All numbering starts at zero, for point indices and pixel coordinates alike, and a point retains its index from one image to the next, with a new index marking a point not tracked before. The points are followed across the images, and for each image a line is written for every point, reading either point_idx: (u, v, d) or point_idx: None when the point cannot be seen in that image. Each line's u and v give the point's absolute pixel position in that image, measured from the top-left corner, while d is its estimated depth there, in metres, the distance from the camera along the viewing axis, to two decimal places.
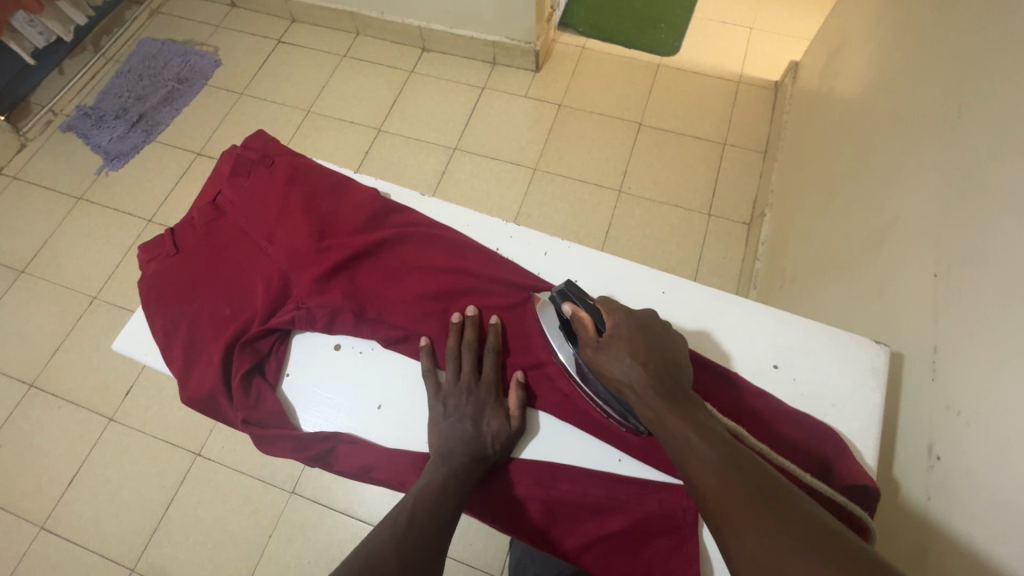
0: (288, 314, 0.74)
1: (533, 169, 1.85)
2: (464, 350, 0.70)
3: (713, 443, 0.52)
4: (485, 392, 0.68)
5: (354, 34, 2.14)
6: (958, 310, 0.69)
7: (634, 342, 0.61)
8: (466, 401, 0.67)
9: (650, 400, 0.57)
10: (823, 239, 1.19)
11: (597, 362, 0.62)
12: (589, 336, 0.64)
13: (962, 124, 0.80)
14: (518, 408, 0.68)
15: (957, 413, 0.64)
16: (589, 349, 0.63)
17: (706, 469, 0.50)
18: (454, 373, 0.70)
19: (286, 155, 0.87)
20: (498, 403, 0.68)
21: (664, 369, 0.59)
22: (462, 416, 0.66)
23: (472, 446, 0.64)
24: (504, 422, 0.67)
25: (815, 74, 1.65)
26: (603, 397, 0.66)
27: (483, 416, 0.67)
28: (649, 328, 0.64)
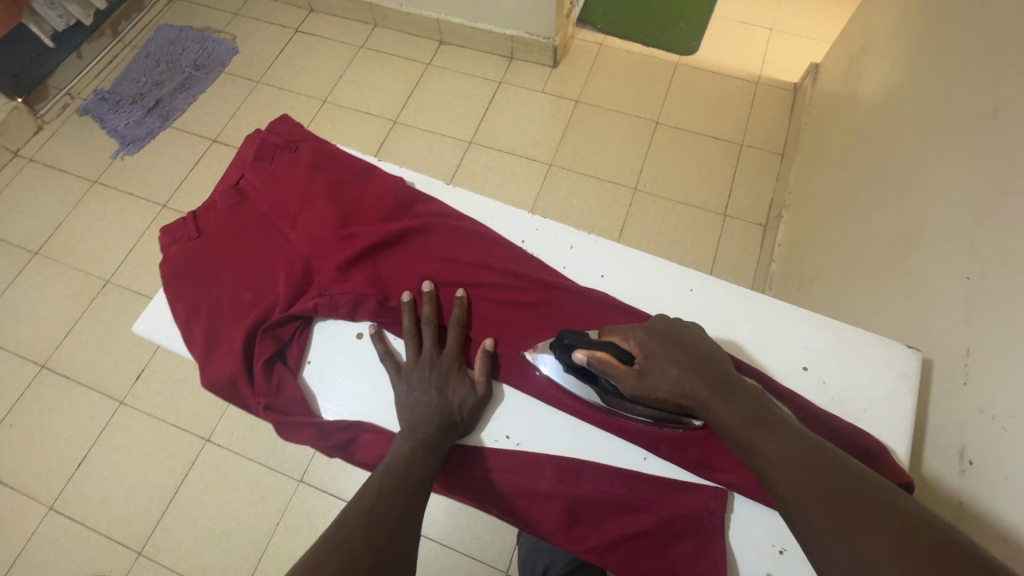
0: (311, 300, 0.73)
1: (548, 165, 1.84)
2: (424, 329, 0.71)
3: (782, 435, 0.52)
4: (447, 361, 0.69)
5: (371, 24, 2.13)
6: (992, 314, 0.68)
7: (671, 348, 0.61)
8: (427, 371, 0.68)
9: (708, 401, 0.57)
10: (845, 242, 1.18)
11: (646, 390, 0.60)
12: (625, 369, 0.61)
13: (998, 127, 0.78)
14: (483, 375, 0.69)
15: (992, 418, 0.63)
16: (631, 383, 0.61)
17: (780, 467, 0.49)
18: (413, 348, 0.71)
19: (310, 141, 0.86)
20: (462, 371, 0.69)
21: (712, 366, 0.60)
22: (426, 386, 0.67)
23: (440, 413, 0.65)
24: (470, 389, 0.68)
25: (836, 76, 1.62)
26: (644, 414, 0.65)
27: (448, 385, 0.68)
28: (673, 333, 0.64)
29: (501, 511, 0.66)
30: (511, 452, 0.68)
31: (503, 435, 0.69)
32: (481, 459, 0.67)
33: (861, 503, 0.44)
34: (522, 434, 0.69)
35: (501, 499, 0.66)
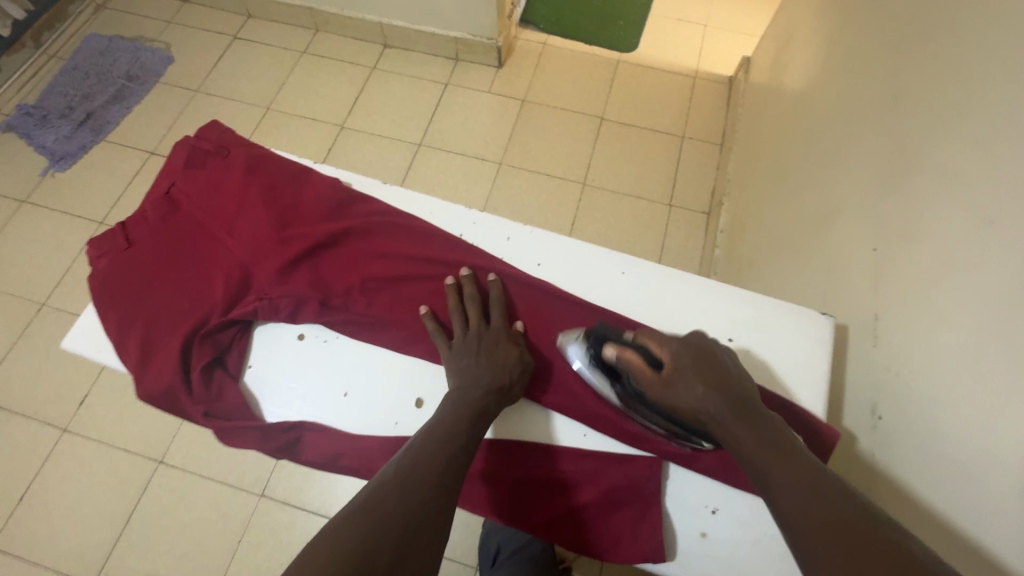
0: (251, 304, 0.73)
1: (499, 164, 1.86)
2: (468, 304, 0.72)
3: (794, 471, 0.50)
4: (495, 334, 0.70)
5: (313, 28, 2.10)
6: (894, 281, 0.74)
7: (703, 369, 0.60)
8: (475, 343, 0.68)
9: (727, 425, 0.56)
10: (777, 223, 1.25)
11: (667, 399, 0.60)
12: (650, 374, 0.61)
13: (896, 111, 0.86)
14: (532, 344, 0.70)
15: (896, 374, 0.69)
16: (653, 388, 0.61)
17: (789, 501, 0.48)
18: (461, 323, 0.71)
19: (242, 145, 0.85)
20: (509, 341, 0.69)
21: (737, 391, 0.59)
22: (470, 355, 0.67)
23: (493, 380, 0.65)
24: (518, 357, 0.68)
25: (765, 69, 1.71)
26: (659, 418, 0.65)
27: (497, 354, 0.67)
28: (709, 351, 0.63)
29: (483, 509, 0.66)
30: None
31: None
32: None
33: (862, 545, 0.43)
34: None
35: (463, 487, 0.67)
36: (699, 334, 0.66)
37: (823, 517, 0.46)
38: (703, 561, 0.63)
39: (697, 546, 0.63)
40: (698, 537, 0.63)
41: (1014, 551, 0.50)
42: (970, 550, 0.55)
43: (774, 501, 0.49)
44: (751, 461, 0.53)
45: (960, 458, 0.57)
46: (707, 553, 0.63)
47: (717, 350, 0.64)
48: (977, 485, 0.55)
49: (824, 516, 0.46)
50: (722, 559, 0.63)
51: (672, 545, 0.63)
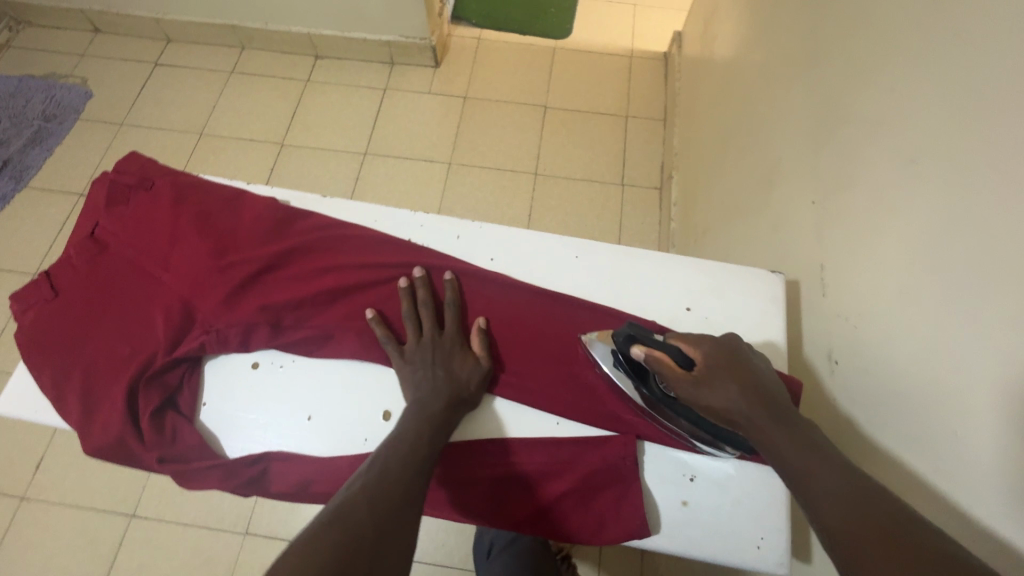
0: (197, 339, 0.69)
1: (448, 164, 1.84)
2: (422, 310, 0.71)
3: (839, 473, 0.47)
4: (447, 340, 0.69)
5: (238, 46, 2.03)
6: (835, 232, 0.76)
7: (737, 371, 0.58)
8: (430, 353, 0.68)
9: (763, 424, 0.54)
10: (724, 190, 1.27)
11: (699, 399, 0.58)
12: (681, 373, 0.59)
13: (819, 68, 0.88)
14: (484, 350, 0.69)
15: (847, 319, 0.71)
16: (685, 389, 0.59)
17: (830, 501, 0.46)
18: (414, 332, 0.70)
19: (166, 175, 0.81)
20: (463, 349, 0.69)
21: (772, 396, 0.56)
22: (430, 365, 0.67)
23: (446, 390, 0.65)
24: (474, 366, 0.68)
25: (696, 42, 1.75)
26: (684, 424, 0.63)
27: (453, 364, 0.67)
28: (741, 353, 0.61)
29: (461, 509, 0.66)
30: None
31: None
32: None
33: (901, 543, 0.41)
34: None
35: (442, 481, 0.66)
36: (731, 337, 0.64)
37: (869, 520, 0.43)
38: (687, 531, 0.63)
39: (680, 515, 0.64)
40: (681, 506, 0.64)
41: (957, 474, 0.53)
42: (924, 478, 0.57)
43: (815, 505, 0.46)
44: (790, 467, 0.50)
45: (910, 393, 0.60)
46: (691, 519, 0.64)
47: (746, 355, 0.61)
48: (925, 416, 0.57)
49: (869, 520, 0.43)
50: (705, 526, 0.63)
51: (656, 519, 0.64)
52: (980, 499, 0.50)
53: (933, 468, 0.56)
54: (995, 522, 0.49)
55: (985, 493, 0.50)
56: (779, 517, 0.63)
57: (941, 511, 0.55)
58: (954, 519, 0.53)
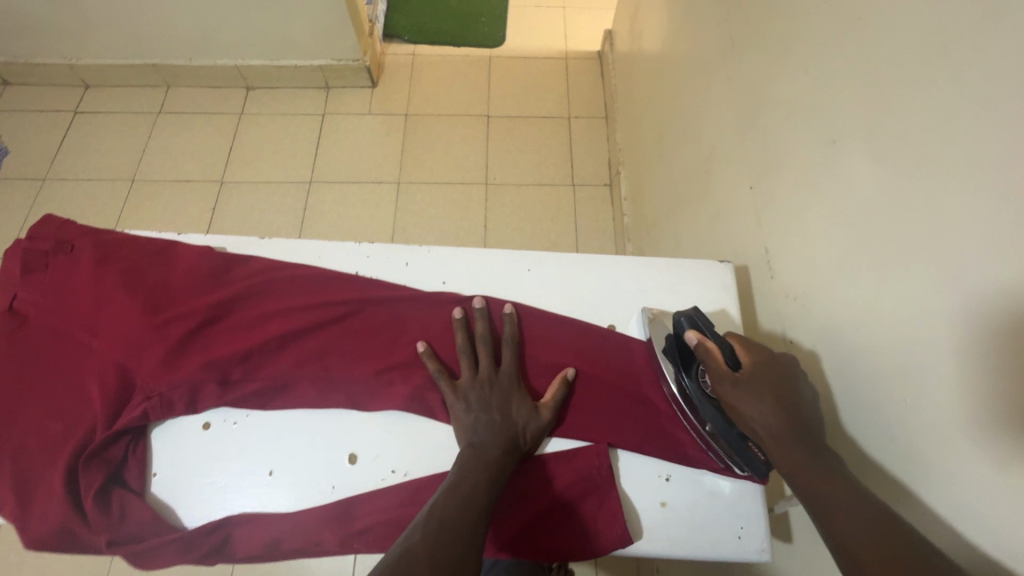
0: (138, 407, 0.65)
1: (398, 184, 1.82)
2: (479, 347, 0.68)
3: (859, 499, 0.50)
4: (506, 380, 0.66)
5: (162, 85, 1.94)
6: (773, 214, 0.78)
7: (778, 387, 0.58)
8: (488, 393, 0.65)
9: (786, 445, 0.55)
10: (669, 181, 1.29)
11: (732, 400, 0.59)
12: (723, 372, 0.60)
13: (739, 57, 0.91)
14: (553, 399, 0.66)
15: (795, 300, 0.73)
16: (723, 385, 0.60)
17: (852, 532, 0.48)
18: (470, 369, 0.67)
19: (87, 235, 0.76)
20: (521, 392, 0.66)
21: (807, 422, 0.56)
22: (487, 406, 0.64)
23: (504, 434, 0.62)
24: (534, 412, 0.65)
25: (625, 38, 1.78)
26: (710, 429, 0.63)
27: (511, 406, 0.64)
28: (793, 377, 0.59)
29: None
30: (400, 486, 0.64)
31: (388, 470, 0.64)
32: (365, 505, 0.63)
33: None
34: (407, 463, 0.65)
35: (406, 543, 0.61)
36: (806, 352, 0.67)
37: None
38: (668, 531, 0.63)
39: (659, 516, 0.64)
40: (659, 507, 0.64)
41: (904, 441, 0.55)
42: (874, 450, 0.59)
43: (832, 528, 0.49)
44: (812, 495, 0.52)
45: (858, 365, 0.61)
46: (670, 519, 0.64)
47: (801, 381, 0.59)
48: (870, 391, 0.59)
49: (889, 552, 0.45)
50: (685, 523, 0.63)
51: (636, 524, 0.63)
52: (928, 473, 0.52)
53: (883, 441, 0.58)
54: (939, 492, 0.51)
55: (936, 462, 0.52)
56: (755, 504, 0.64)
57: (902, 480, 0.56)
58: (917, 486, 0.54)
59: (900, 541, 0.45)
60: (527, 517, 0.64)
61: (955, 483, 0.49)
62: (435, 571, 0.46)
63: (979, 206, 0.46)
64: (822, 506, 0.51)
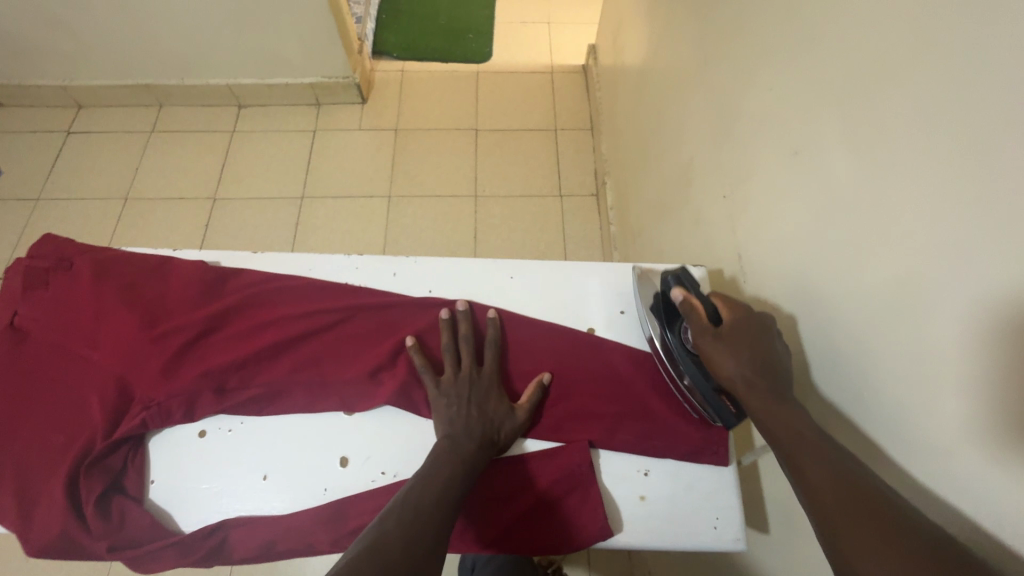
0: (137, 416, 0.67)
1: (389, 197, 1.85)
2: (463, 346, 0.71)
3: (823, 443, 0.53)
4: (487, 379, 0.69)
5: (155, 104, 1.98)
6: (745, 221, 0.82)
7: (753, 339, 0.61)
8: (468, 389, 0.68)
9: (758, 392, 0.58)
10: (651, 190, 1.34)
11: (709, 349, 0.63)
12: (704, 323, 0.64)
13: (711, 70, 0.95)
14: (530, 401, 0.69)
15: (766, 302, 0.76)
16: (702, 336, 0.63)
17: (822, 478, 0.50)
18: (453, 366, 0.70)
19: (85, 252, 0.79)
20: (499, 392, 0.69)
21: (780, 373, 0.59)
22: (466, 403, 0.67)
23: (481, 430, 0.65)
24: (510, 412, 0.68)
25: (608, 53, 1.84)
26: (691, 384, 0.67)
27: (489, 405, 0.67)
28: (769, 332, 0.62)
29: None
30: (390, 486, 0.66)
31: (379, 472, 0.67)
32: (356, 506, 0.65)
33: (888, 524, 0.45)
34: (397, 465, 0.67)
35: None
36: (781, 327, 0.70)
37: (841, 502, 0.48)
38: (647, 523, 0.66)
39: (639, 509, 0.67)
40: (639, 501, 0.67)
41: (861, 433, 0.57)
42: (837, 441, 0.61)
43: (803, 476, 0.52)
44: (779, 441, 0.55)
45: (820, 361, 0.64)
46: (649, 512, 0.67)
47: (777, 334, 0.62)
48: (830, 384, 0.62)
49: (858, 503, 0.47)
50: (664, 515, 0.66)
51: (617, 519, 0.66)
52: (887, 460, 0.55)
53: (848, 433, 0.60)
54: (895, 478, 0.53)
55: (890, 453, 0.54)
56: (731, 495, 0.67)
57: None
58: None
59: (858, 482, 0.49)
60: (507, 515, 0.66)
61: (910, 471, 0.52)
62: (410, 554, 0.48)
63: (907, 206, 0.49)
64: (790, 450, 0.54)
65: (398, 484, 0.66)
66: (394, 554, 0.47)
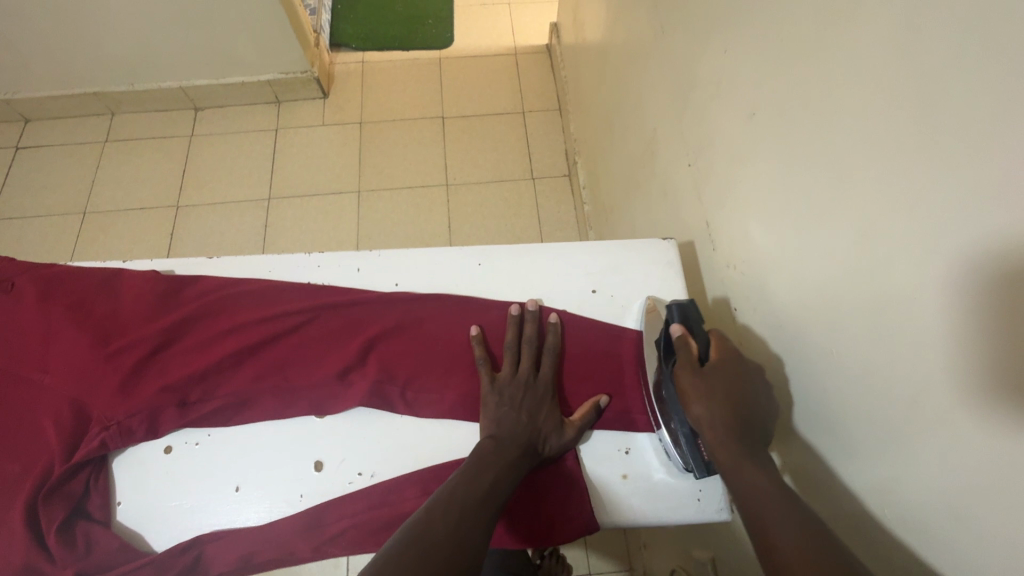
0: (96, 438, 0.65)
1: (358, 193, 1.81)
2: (524, 348, 0.70)
3: (790, 507, 0.50)
4: (543, 386, 0.68)
5: (106, 113, 1.90)
6: (710, 189, 0.81)
7: (735, 391, 0.59)
8: (522, 393, 0.66)
9: (728, 444, 0.57)
10: (620, 167, 1.32)
11: (687, 390, 0.61)
12: (691, 364, 0.62)
13: (668, 39, 0.93)
14: (582, 417, 0.66)
15: (735, 268, 0.75)
16: (685, 375, 0.62)
17: (783, 534, 0.48)
18: (511, 366, 0.69)
19: (28, 271, 0.75)
20: (554, 401, 0.67)
21: (751, 432, 0.58)
22: (520, 407, 0.65)
23: (529, 437, 0.63)
24: (563, 425, 0.65)
25: (570, 30, 1.80)
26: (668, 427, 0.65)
27: (542, 412, 0.65)
28: (755, 389, 0.60)
29: None
30: (368, 487, 0.65)
31: (356, 473, 0.65)
32: (333, 512, 0.63)
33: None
34: (375, 464, 0.66)
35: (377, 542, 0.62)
36: (752, 292, 0.69)
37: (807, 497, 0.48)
38: (631, 500, 0.66)
39: (623, 487, 0.66)
40: (622, 478, 0.67)
41: (824, 394, 0.57)
42: (805, 415, 0.60)
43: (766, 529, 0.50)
44: (743, 494, 0.54)
45: (785, 324, 0.63)
46: (632, 489, 0.66)
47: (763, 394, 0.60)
48: (795, 352, 0.61)
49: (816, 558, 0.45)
50: (646, 491, 0.66)
51: (600, 498, 0.66)
52: (846, 421, 0.54)
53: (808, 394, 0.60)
54: (860, 444, 0.52)
55: (848, 414, 0.53)
56: None
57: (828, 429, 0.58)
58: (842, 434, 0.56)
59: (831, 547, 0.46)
60: (523, 508, 0.66)
61: (865, 430, 0.51)
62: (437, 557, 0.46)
63: (866, 162, 0.48)
64: (753, 512, 0.52)
65: (375, 483, 0.65)
66: (444, 561, 0.47)
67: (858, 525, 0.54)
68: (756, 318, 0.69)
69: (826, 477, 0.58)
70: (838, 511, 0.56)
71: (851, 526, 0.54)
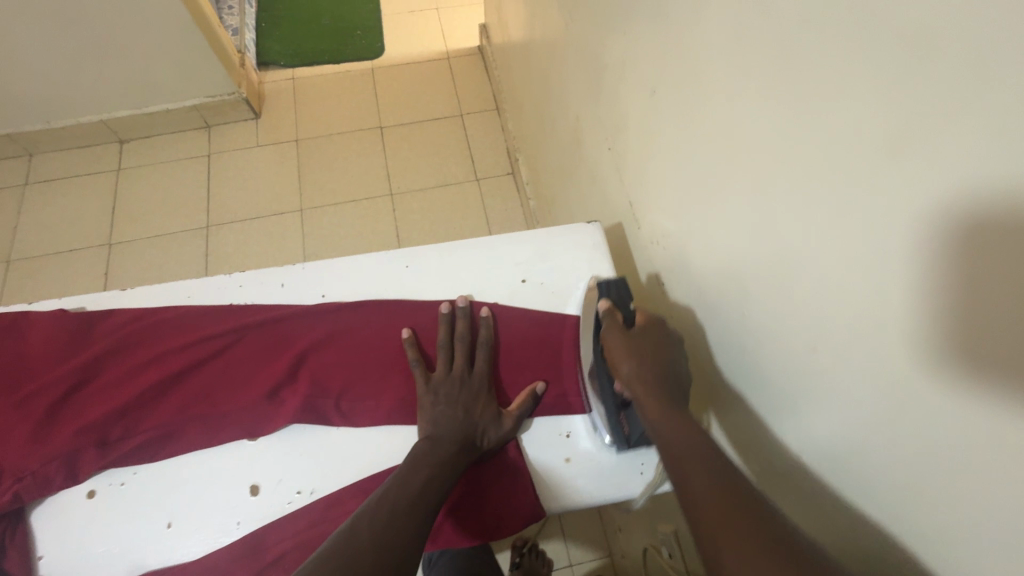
0: (9, 491, 0.61)
1: (301, 211, 1.77)
2: (456, 344, 0.69)
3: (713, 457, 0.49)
4: (477, 380, 0.67)
5: (23, 154, 1.79)
6: (629, 169, 0.82)
7: (658, 352, 0.61)
8: (457, 389, 0.66)
9: (654, 396, 0.58)
10: (555, 159, 1.33)
11: (613, 349, 0.63)
12: (618, 328, 0.65)
13: (579, 28, 0.95)
14: (519, 407, 0.66)
15: (658, 243, 0.76)
16: (613, 335, 0.64)
17: (701, 479, 0.46)
18: (445, 364, 0.68)
19: None
20: (490, 395, 0.67)
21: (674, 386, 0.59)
22: (455, 403, 0.65)
23: (465, 432, 0.63)
24: (499, 417, 0.65)
25: (497, 30, 1.81)
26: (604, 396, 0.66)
27: (477, 406, 0.65)
28: (676, 350, 0.63)
29: None
30: (308, 505, 0.63)
31: (294, 492, 0.63)
32: (275, 534, 0.61)
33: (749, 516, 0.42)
34: (313, 480, 0.64)
35: None
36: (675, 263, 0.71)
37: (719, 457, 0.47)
38: (576, 482, 0.66)
39: (569, 469, 0.66)
40: (567, 460, 0.67)
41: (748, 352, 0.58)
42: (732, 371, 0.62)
43: (686, 480, 0.47)
44: (668, 444, 0.52)
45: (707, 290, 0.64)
46: (577, 471, 0.66)
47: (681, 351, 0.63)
48: (718, 316, 0.63)
49: (725, 498, 0.44)
50: (590, 471, 0.66)
51: (547, 485, 0.66)
52: (768, 373, 0.56)
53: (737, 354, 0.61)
54: (780, 396, 0.54)
55: (770, 368, 0.55)
56: None
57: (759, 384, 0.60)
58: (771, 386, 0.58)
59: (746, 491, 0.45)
60: (467, 507, 0.65)
61: (785, 380, 0.53)
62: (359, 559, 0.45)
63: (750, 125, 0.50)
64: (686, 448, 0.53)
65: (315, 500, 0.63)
66: (367, 564, 0.45)
67: (790, 471, 0.55)
68: (682, 288, 0.70)
69: (758, 431, 0.60)
70: (772, 461, 0.58)
71: (785, 475, 0.56)
